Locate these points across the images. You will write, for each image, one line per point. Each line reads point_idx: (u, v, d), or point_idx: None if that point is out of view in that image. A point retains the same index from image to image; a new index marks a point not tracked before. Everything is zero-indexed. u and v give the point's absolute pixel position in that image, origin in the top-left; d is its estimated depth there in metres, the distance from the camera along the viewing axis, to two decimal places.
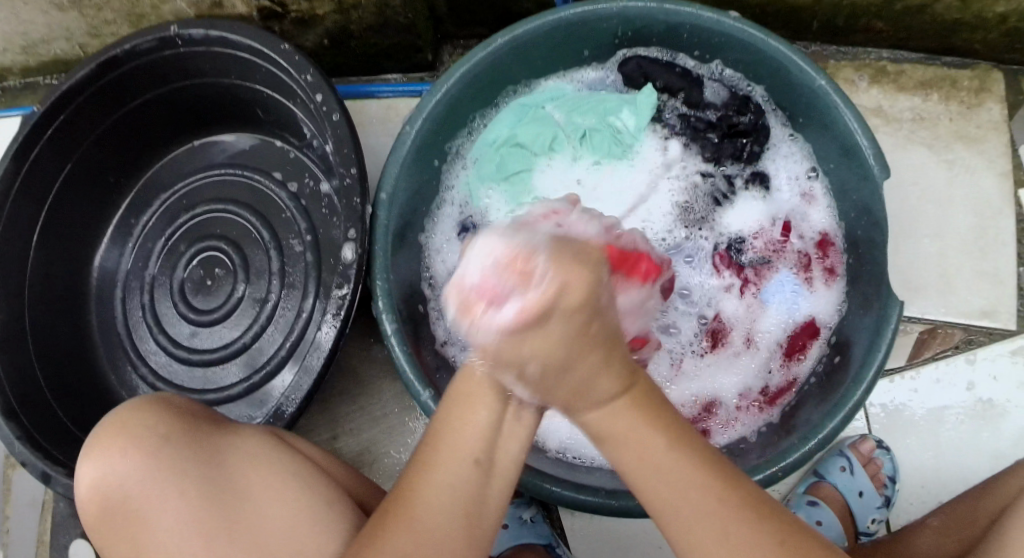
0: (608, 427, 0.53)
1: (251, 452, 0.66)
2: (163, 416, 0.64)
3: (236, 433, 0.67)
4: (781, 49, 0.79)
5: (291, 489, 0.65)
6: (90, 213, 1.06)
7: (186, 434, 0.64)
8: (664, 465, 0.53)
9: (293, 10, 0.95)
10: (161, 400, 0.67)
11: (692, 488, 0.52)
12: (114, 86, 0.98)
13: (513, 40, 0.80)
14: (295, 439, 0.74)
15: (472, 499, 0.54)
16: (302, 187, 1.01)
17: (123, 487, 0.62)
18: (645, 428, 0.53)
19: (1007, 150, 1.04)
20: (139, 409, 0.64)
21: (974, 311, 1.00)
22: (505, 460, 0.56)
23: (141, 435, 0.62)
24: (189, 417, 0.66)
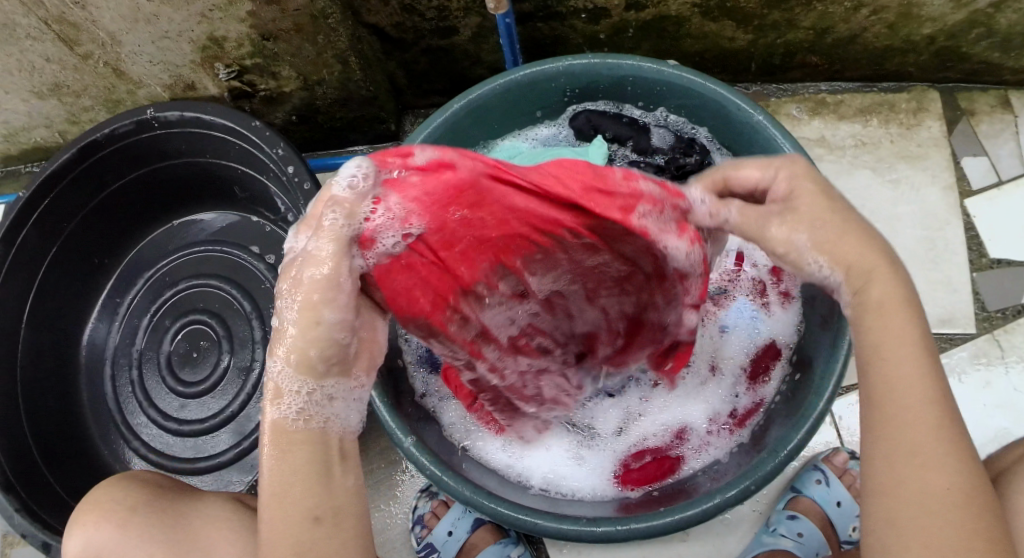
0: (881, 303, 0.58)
1: (210, 513, 0.75)
2: (132, 490, 0.74)
3: (201, 500, 0.76)
4: (719, 92, 0.85)
5: (247, 540, 0.73)
6: (76, 292, 1.09)
7: (153, 502, 0.74)
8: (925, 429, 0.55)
9: (261, 90, 1.00)
10: (134, 478, 0.77)
11: (950, 443, 0.54)
12: (95, 169, 1.02)
13: (468, 104, 0.86)
14: (256, 500, 0.82)
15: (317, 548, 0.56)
16: (279, 258, 1.06)
17: (99, 557, 0.72)
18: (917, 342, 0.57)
19: (949, 163, 1.10)
20: (110, 488, 0.75)
21: (932, 320, 1.05)
22: (347, 500, 0.58)
23: (109, 509, 0.73)
24: (158, 490, 0.76)
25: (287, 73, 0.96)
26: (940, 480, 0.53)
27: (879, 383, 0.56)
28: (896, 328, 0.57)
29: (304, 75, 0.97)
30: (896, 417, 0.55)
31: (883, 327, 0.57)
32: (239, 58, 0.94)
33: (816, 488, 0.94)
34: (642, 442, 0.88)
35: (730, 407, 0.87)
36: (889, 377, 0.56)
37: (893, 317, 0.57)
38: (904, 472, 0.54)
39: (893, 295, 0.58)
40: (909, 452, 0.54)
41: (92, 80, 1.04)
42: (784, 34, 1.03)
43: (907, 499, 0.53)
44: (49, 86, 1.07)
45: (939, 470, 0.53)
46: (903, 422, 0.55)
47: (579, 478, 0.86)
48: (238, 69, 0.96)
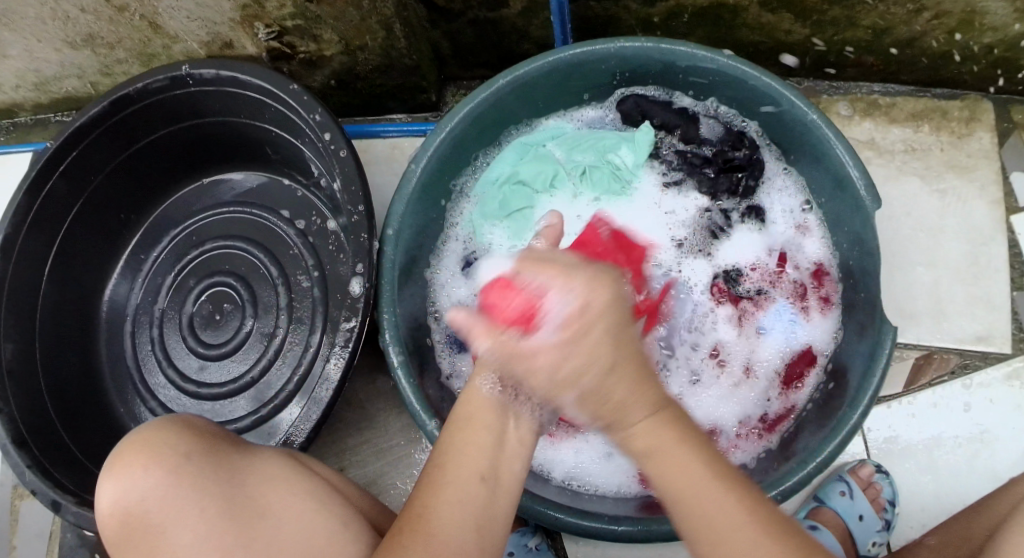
0: (647, 450, 0.56)
1: (270, 474, 0.68)
2: (186, 437, 0.66)
3: (257, 456, 0.69)
4: (774, 86, 0.82)
5: (307, 506, 0.67)
6: (101, 246, 1.08)
7: (210, 455, 0.65)
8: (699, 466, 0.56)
9: (301, 52, 0.98)
10: (182, 422, 0.68)
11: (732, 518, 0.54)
12: (126, 124, 1.01)
13: (515, 81, 0.83)
14: (310, 460, 0.76)
15: (480, 505, 0.58)
16: (309, 224, 1.04)
17: (144, 506, 0.63)
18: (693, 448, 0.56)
19: (998, 177, 1.06)
20: (162, 429, 0.66)
21: (969, 337, 1.02)
22: (511, 472, 0.60)
23: (165, 452, 0.64)
24: (212, 441, 0.67)
25: (329, 36, 0.94)
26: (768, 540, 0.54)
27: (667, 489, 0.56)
28: (647, 444, 0.55)
29: (346, 39, 0.94)
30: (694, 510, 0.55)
31: (640, 447, 0.56)
32: (280, 18, 0.92)
33: (838, 500, 0.96)
34: None
35: (761, 411, 0.85)
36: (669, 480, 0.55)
37: (650, 437, 0.55)
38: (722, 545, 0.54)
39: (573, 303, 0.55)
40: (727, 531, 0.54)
41: (127, 33, 1.02)
42: (842, 31, 1.00)
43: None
44: (82, 37, 1.05)
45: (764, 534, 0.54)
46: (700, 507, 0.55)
47: (603, 474, 0.84)
48: (279, 29, 0.94)
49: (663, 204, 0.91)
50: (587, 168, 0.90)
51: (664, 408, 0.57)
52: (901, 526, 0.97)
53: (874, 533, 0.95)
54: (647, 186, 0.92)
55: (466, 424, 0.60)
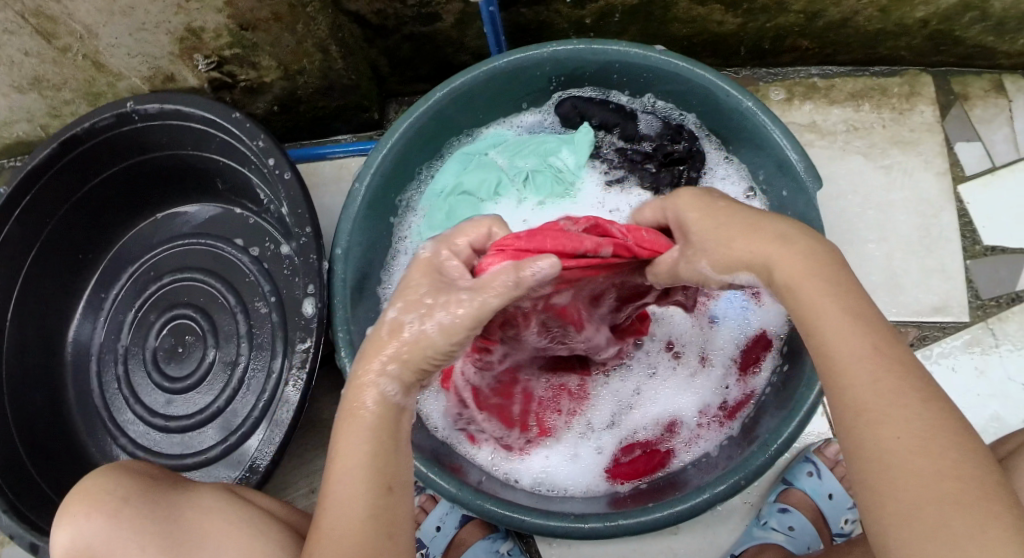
0: (792, 272, 0.59)
1: (207, 505, 0.70)
2: (122, 481, 0.69)
3: (195, 489, 0.71)
4: (707, 78, 0.83)
5: (245, 533, 0.69)
6: (61, 287, 1.08)
7: (145, 495, 0.68)
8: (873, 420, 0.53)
9: (242, 80, 0.99)
10: (120, 466, 0.72)
11: (879, 370, 0.54)
12: (76, 163, 1.00)
13: (451, 92, 0.84)
14: (249, 492, 0.77)
15: (381, 509, 0.56)
16: (262, 250, 1.04)
17: (88, 549, 0.67)
18: (829, 287, 0.57)
19: (942, 149, 1.08)
20: (102, 477, 0.70)
21: (926, 309, 1.03)
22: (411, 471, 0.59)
23: (101, 499, 0.68)
24: (149, 483, 0.71)
25: (267, 63, 0.95)
26: (918, 413, 0.52)
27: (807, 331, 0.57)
28: (811, 286, 0.57)
29: (284, 64, 0.95)
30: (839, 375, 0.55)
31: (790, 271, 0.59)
32: (218, 48, 0.92)
33: (807, 481, 0.93)
34: (633, 435, 0.86)
35: (721, 399, 0.86)
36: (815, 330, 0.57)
37: (813, 276, 0.58)
38: (866, 419, 0.53)
39: (797, 265, 0.58)
40: (873, 399, 0.53)
41: (71, 73, 1.02)
42: (774, 18, 1.01)
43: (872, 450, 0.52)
44: (28, 81, 1.05)
45: (911, 408, 0.52)
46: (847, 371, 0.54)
47: (571, 475, 0.84)
48: (218, 59, 0.95)
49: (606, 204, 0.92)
50: (528, 173, 0.90)
51: (818, 258, 0.59)
52: None
53: (845, 511, 0.93)
54: (589, 186, 0.93)
55: (352, 426, 0.58)
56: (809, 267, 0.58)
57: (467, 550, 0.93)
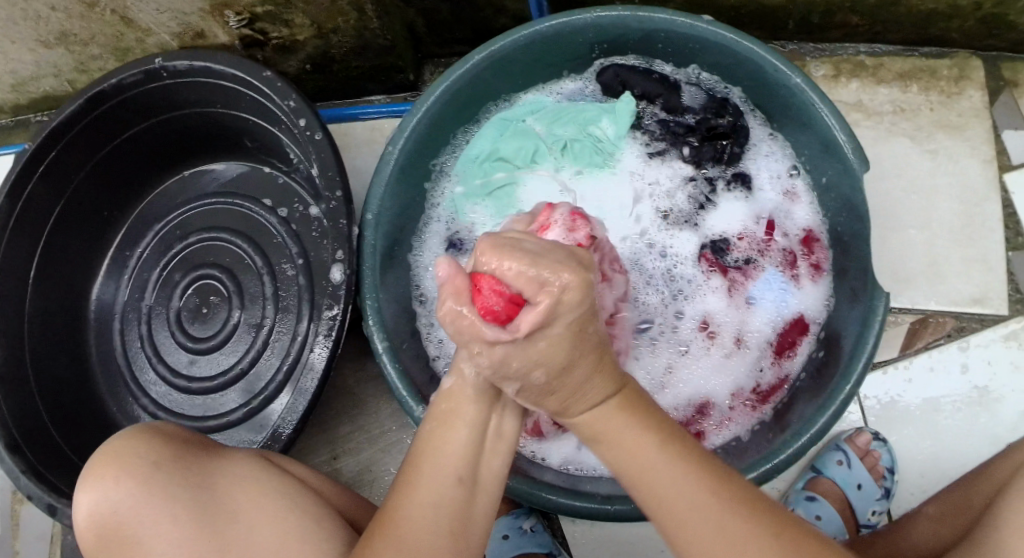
0: (597, 435, 0.57)
1: (241, 476, 0.68)
2: (155, 445, 0.67)
3: (227, 458, 0.70)
4: (755, 50, 0.80)
5: (272, 504, 0.67)
6: (86, 245, 1.07)
7: (178, 462, 0.67)
8: (659, 465, 0.56)
9: (274, 38, 0.96)
10: (152, 429, 0.70)
11: (699, 491, 0.55)
12: (103, 120, 0.99)
13: (491, 55, 0.82)
14: (285, 461, 0.76)
15: (458, 507, 0.57)
16: (291, 211, 1.03)
17: (116, 515, 0.65)
18: (661, 453, 0.56)
19: (990, 136, 1.05)
20: (131, 439, 0.67)
21: (965, 299, 1.00)
22: (492, 472, 0.59)
23: (132, 462, 0.65)
24: (181, 448, 0.69)
25: (300, 21, 0.92)
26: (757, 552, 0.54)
27: (635, 486, 0.57)
28: (625, 443, 0.56)
29: (318, 22, 0.92)
30: (670, 522, 0.55)
31: (600, 438, 0.57)
32: (250, 5, 0.90)
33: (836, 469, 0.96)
34: (664, 416, 0.84)
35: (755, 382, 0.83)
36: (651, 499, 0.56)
37: (626, 429, 0.56)
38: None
39: (601, 422, 0.56)
40: (699, 540, 0.55)
41: (100, 28, 1.00)
42: None
43: None
44: (56, 35, 1.03)
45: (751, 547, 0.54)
46: (677, 519, 0.55)
47: None
48: (250, 16, 0.92)
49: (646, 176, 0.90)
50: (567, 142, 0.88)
51: (624, 404, 0.57)
52: (901, 493, 0.96)
53: (873, 503, 0.95)
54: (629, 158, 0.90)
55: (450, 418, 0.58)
56: (629, 429, 0.56)
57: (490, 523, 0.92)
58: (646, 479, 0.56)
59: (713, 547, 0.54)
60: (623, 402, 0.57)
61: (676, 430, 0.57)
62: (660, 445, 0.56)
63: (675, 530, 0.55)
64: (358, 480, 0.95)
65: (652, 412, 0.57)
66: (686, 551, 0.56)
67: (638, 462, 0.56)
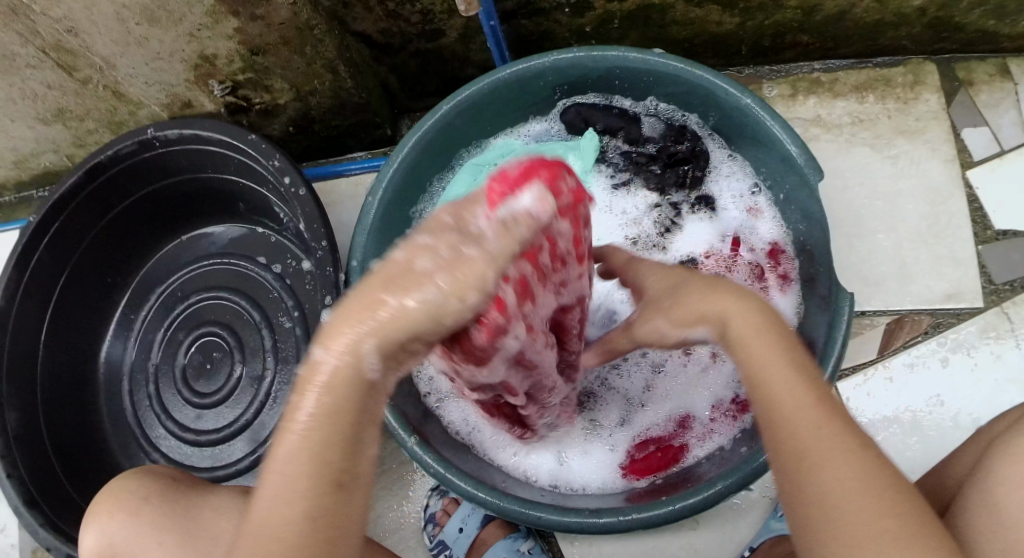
0: (740, 334, 0.60)
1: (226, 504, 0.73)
2: (145, 482, 0.74)
3: (215, 492, 0.74)
4: (706, 77, 0.85)
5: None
6: (91, 309, 1.12)
7: (165, 495, 0.73)
8: (810, 414, 0.56)
9: (256, 103, 1.02)
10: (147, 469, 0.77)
11: (847, 463, 0.53)
12: (101, 189, 1.04)
13: (458, 105, 0.87)
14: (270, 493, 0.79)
15: (325, 507, 0.49)
16: (284, 267, 1.08)
17: (113, 546, 0.72)
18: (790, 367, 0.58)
19: (949, 136, 1.09)
20: (126, 480, 0.75)
21: (938, 296, 1.04)
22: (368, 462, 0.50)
23: (125, 498, 0.73)
24: (170, 484, 0.75)
25: (280, 86, 0.98)
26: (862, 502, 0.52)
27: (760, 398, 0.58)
28: (760, 352, 0.59)
29: (296, 86, 0.98)
30: (791, 438, 0.55)
31: (750, 363, 0.59)
32: (231, 73, 0.96)
33: None
34: (646, 432, 0.88)
35: (733, 393, 0.87)
36: (770, 398, 0.57)
37: (777, 357, 0.58)
38: (811, 493, 0.54)
39: (750, 323, 0.60)
40: (822, 480, 0.53)
41: (93, 103, 1.06)
42: (772, 15, 1.02)
43: (806, 502, 0.54)
44: (53, 112, 1.09)
45: (859, 494, 0.52)
46: (809, 450, 0.54)
47: (587, 471, 0.86)
48: (232, 84, 0.98)
49: (613, 205, 0.96)
50: None
51: (764, 324, 0.60)
52: None
53: None
54: (596, 189, 0.97)
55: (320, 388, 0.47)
56: (766, 340, 0.59)
57: (490, 549, 0.96)
58: (786, 424, 0.56)
59: (837, 525, 0.52)
60: (784, 338, 0.60)
61: (815, 370, 0.59)
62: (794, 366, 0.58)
63: (794, 432, 0.55)
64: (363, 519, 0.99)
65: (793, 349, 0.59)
66: (805, 504, 0.54)
67: (772, 390, 0.57)
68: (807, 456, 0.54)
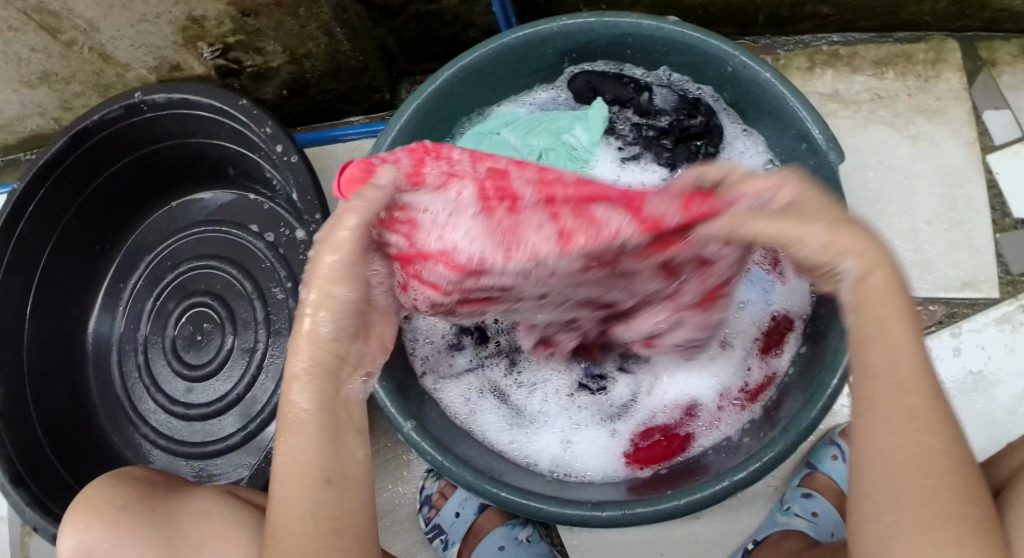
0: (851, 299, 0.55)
1: (203, 508, 0.71)
2: (121, 490, 0.71)
3: (190, 495, 0.72)
4: (723, 48, 0.81)
5: (245, 540, 0.69)
6: (80, 280, 1.08)
7: (144, 502, 0.70)
8: (905, 393, 0.52)
9: (248, 66, 0.97)
10: (118, 474, 0.74)
11: (917, 440, 0.51)
12: (88, 157, 1.00)
13: (461, 70, 0.82)
14: (245, 492, 0.78)
15: (335, 509, 0.54)
16: (278, 236, 1.03)
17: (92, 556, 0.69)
18: (916, 348, 0.53)
19: (969, 118, 1.05)
20: (99, 487, 0.71)
21: (953, 284, 1.00)
22: (353, 462, 0.56)
23: (101, 509, 0.69)
24: (145, 488, 0.72)
25: (273, 48, 0.93)
26: (928, 489, 0.50)
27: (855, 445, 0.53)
28: (875, 308, 0.54)
29: (290, 48, 0.93)
30: (874, 433, 0.52)
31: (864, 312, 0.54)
32: (221, 35, 0.91)
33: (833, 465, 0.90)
34: (651, 420, 0.84)
35: (741, 382, 0.83)
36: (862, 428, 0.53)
37: (896, 324, 0.53)
38: (885, 489, 0.51)
39: (888, 304, 0.54)
40: (879, 471, 0.51)
41: (79, 66, 1.01)
42: None
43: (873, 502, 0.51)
44: (37, 75, 1.04)
45: (927, 474, 0.50)
46: (886, 436, 0.52)
47: (591, 459, 0.82)
48: (222, 47, 0.93)
49: (622, 180, 0.89)
50: (543, 151, 0.84)
51: (884, 280, 0.54)
52: None
53: None
54: (604, 163, 0.90)
55: (302, 425, 0.55)
56: (895, 306, 0.53)
57: (485, 537, 0.93)
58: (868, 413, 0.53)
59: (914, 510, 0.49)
60: (895, 290, 0.54)
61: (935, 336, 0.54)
62: (911, 333, 0.53)
63: (867, 426, 0.52)
64: None
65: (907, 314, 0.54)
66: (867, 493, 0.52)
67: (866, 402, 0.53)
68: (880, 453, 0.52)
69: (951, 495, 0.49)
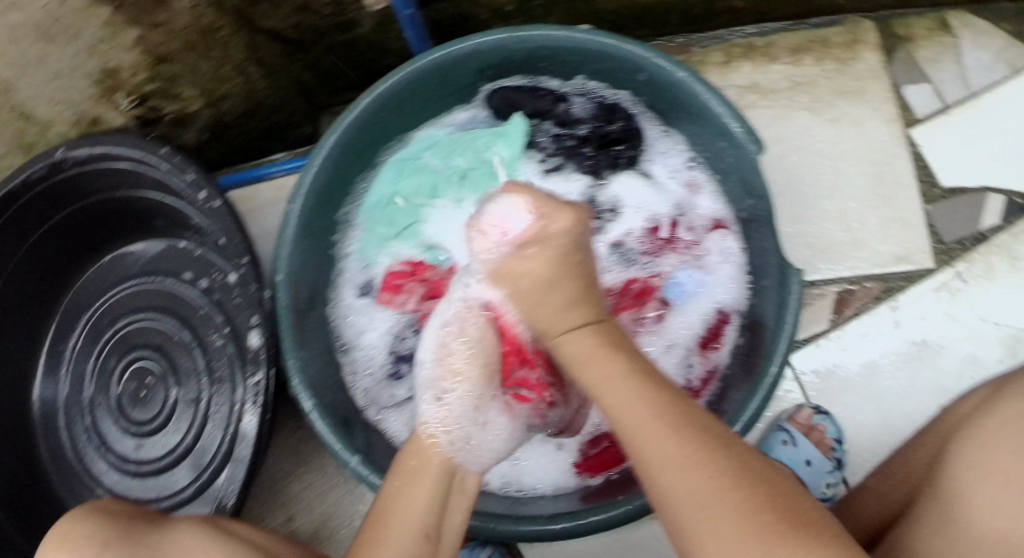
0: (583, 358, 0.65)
1: (190, 545, 0.67)
2: (103, 526, 0.67)
3: (175, 530, 0.69)
4: (636, 52, 0.81)
5: None
6: (20, 346, 1.05)
7: (126, 538, 0.66)
8: (634, 404, 0.60)
9: (168, 113, 0.95)
10: (97, 509, 0.70)
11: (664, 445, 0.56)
12: (14, 221, 0.97)
13: (376, 99, 0.82)
14: (235, 524, 0.74)
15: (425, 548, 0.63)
16: (211, 282, 1.02)
17: None
18: (629, 383, 0.61)
19: (890, 95, 1.07)
20: (77, 522, 0.67)
21: (888, 259, 1.02)
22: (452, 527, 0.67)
23: (80, 545, 0.65)
24: (126, 524, 0.68)
25: (189, 93, 0.92)
26: (714, 481, 0.54)
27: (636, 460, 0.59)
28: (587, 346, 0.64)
29: (207, 91, 0.93)
30: (649, 439, 0.57)
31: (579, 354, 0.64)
32: (138, 85, 0.89)
33: (782, 450, 0.95)
34: (600, 427, 0.84)
35: (684, 380, 0.84)
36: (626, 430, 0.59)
37: (607, 357, 0.63)
38: (681, 498, 0.55)
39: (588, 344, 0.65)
40: (669, 465, 0.56)
41: None
42: None
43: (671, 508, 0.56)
44: None
45: (706, 472, 0.55)
46: (668, 452, 0.56)
47: (540, 472, 0.84)
48: (140, 97, 0.91)
49: (545, 193, 0.92)
50: (465, 171, 0.91)
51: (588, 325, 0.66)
52: (854, 460, 0.98)
53: (825, 475, 0.95)
54: (527, 178, 0.92)
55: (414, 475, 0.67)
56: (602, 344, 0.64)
57: None
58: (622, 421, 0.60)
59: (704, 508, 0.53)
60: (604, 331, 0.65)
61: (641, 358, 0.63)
62: (626, 365, 0.62)
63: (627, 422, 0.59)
64: (317, 536, 0.95)
65: (627, 350, 0.64)
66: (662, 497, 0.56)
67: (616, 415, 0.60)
68: (663, 461, 0.56)
69: (751, 492, 0.53)
